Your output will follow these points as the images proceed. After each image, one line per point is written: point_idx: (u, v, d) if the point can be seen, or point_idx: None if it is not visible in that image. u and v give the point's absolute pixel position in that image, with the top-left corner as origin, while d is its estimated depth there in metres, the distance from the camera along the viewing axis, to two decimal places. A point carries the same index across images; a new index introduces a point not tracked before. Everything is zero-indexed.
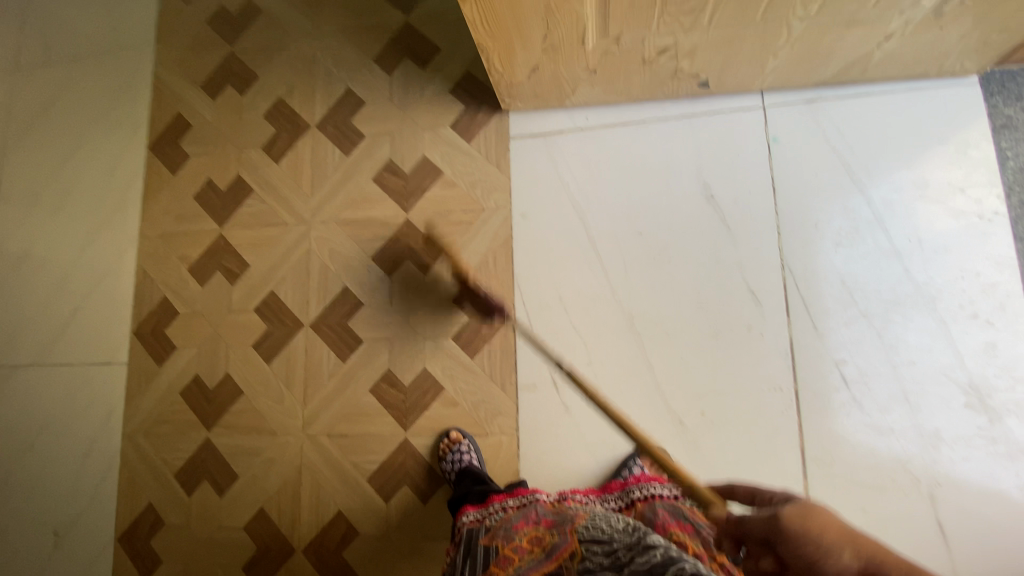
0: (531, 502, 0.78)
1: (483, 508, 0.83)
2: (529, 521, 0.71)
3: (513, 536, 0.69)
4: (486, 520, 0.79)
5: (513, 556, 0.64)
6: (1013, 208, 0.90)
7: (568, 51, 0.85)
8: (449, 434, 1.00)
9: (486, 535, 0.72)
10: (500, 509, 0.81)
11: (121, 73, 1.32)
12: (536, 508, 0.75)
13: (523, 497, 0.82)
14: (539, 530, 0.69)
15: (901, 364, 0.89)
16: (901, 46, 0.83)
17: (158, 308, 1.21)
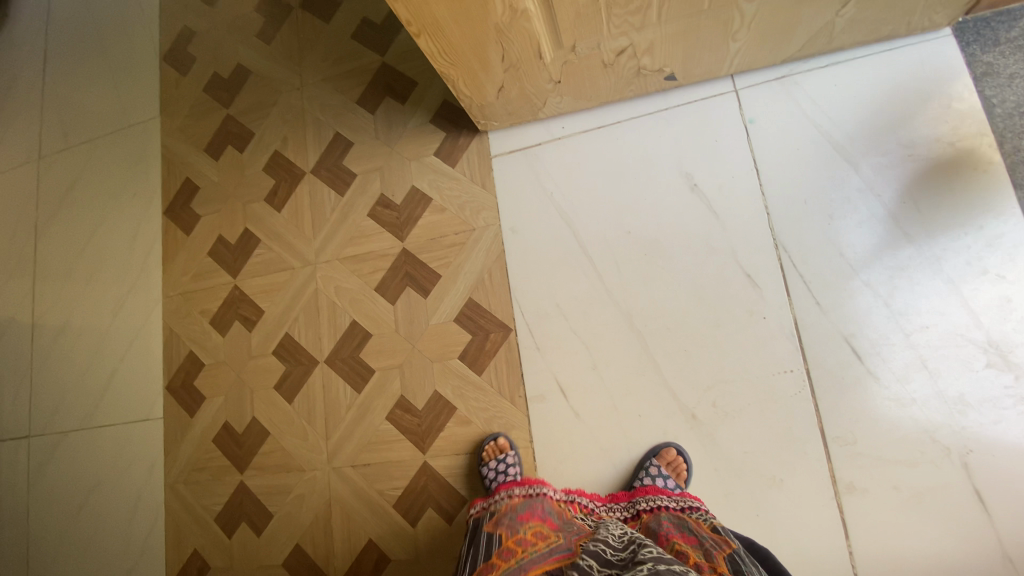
0: (537, 496, 0.84)
1: (489, 498, 0.88)
2: (535, 516, 0.77)
3: (517, 528, 0.74)
4: (491, 507, 0.85)
5: (517, 547, 0.69)
6: (1007, 155, 0.87)
7: (528, 66, 0.88)
8: (496, 440, 1.00)
9: (493, 524, 0.78)
10: (506, 497, 0.85)
11: (136, 150, 1.44)
12: (542, 504, 0.82)
13: (529, 488, 0.86)
14: (543, 526, 0.75)
15: (912, 330, 0.86)
16: (862, 11, 0.82)
17: (186, 362, 1.28)
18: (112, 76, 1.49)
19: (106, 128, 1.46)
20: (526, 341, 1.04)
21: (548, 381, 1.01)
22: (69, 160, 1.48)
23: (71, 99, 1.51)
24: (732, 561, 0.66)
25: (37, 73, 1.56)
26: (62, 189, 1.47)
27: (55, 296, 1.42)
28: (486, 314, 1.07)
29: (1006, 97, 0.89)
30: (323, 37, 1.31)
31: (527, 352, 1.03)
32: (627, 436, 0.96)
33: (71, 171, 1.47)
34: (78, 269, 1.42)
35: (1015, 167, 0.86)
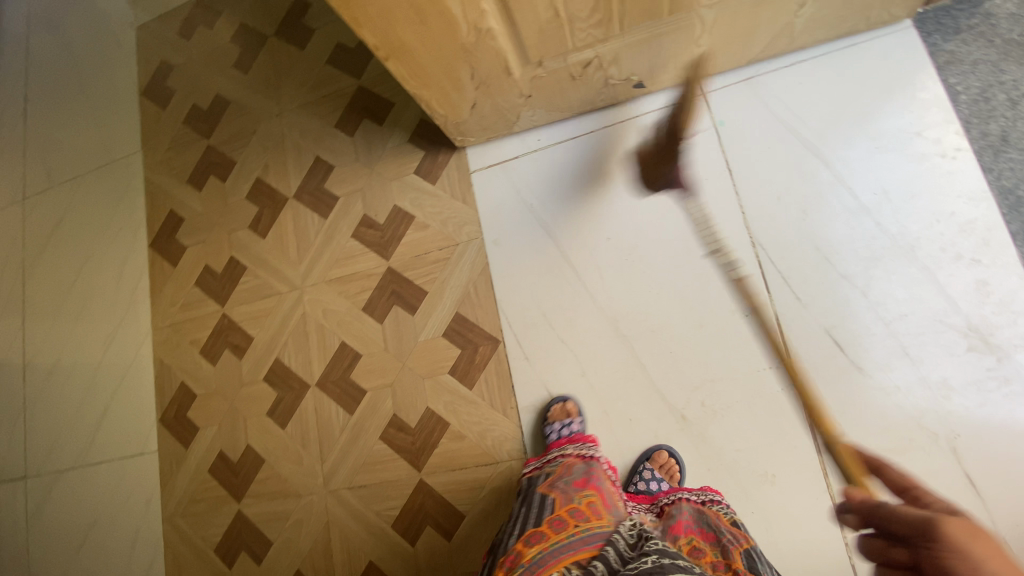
0: (591, 460, 0.84)
1: (544, 455, 0.91)
2: (588, 483, 0.79)
3: (571, 495, 0.76)
4: (545, 466, 0.88)
5: (569, 520, 0.72)
6: (975, 141, 0.88)
7: (499, 83, 0.90)
8: (565, 403, 0.98)
9: (545, 484, 0.81)
10: (560, 454, 0.87)
11: (119, 185, 1.45)
12: (599, 470, 0.82)
13: (582, 447, 0.87)
14: (597, 497, 0.76)
15: (892, 320, 0.87)
16: (819, 10, 0.84)
17: (178, 393, 1.28)
18: (93, 113, 1.50)
19: (89, 164, 1.47)
20: (514, 351, 1.04)
21: (538, 391, 1.02)
22: (54, 198, 1.48)
23: (53, 139, 1.52)
24: (749, 557, 0.70)
25: (17, 115, 1.57)
26: (48, 227, 1.47)
27: (45, 334, 1.42)
28: (473, 328, 1.07)
29: (970, 84, 0.90)
30: (299, 64, 1.32)
31: (516, 363, 1.04)
32: (620, 441, 0.96)
33: (56, 209, 1.48)
34: (67, 306, 1.42)
35: (982, 152, 0.87)
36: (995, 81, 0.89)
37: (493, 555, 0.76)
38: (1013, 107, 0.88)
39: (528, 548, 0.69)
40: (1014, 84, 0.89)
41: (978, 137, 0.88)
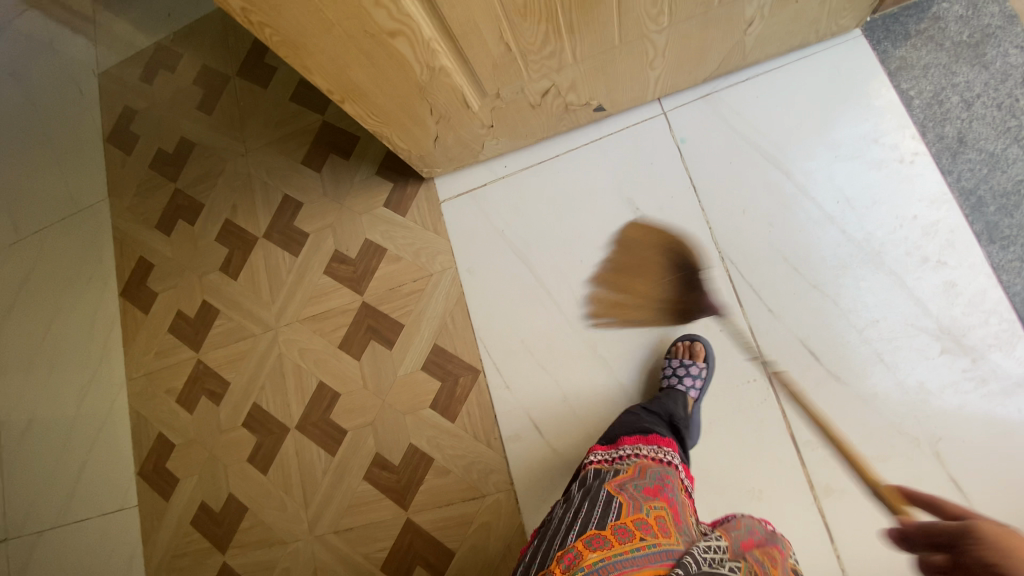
0: (669, 468, 0.76)
1: (613, 449, 0.81)
2: (660, 494, 0.69)
3: (639, 504, 0.66)
4: (615, 462, 0.78)
5: (635, 531, 0.62)
6: (931, 144, 0.89)
7: (459, 116, 0.90)
8: (693, 344, 0.93)
9: (612, 483, 0.71)
10: (632, 453, 0.78)
11: (87, 233, 1.42)
12: (673, 482, 0.73)
13: (659, 450, 0.79)
14: (667, 511, 0.67)
15: (865, 326, 0.87)
16: (768, 27, 0.86)
17: (156, 445, 1.24)
18: (56, 164, 1.48)
19: (55, 214, 1.45)
20: (495, 380, 1.03)
21: (521, 420, 1.00)
22: (21, 252, 1.46)
23: (18, 193, 1.50)
24: None
25: None
26: (17, 281, 1.45)
27: (18, 391, 1.38)
28: (452, 359, 1.06)
29: (923, 88, 0.90)
30: (263, 102, 1.32)
31: (497, 392, 1.02)
32: None
33: (24, 263, 1.45)
34: (37, 361, 1.39)
35: (940, 155, 0.88)
36: (947, 84, 0.90)
37: (539, 545, 0.67)
38: (967, 108, 0.89)
39: (589, 551, 0.59)
40: (966, 86, 0.89)
41: (935, 141, 0.89)
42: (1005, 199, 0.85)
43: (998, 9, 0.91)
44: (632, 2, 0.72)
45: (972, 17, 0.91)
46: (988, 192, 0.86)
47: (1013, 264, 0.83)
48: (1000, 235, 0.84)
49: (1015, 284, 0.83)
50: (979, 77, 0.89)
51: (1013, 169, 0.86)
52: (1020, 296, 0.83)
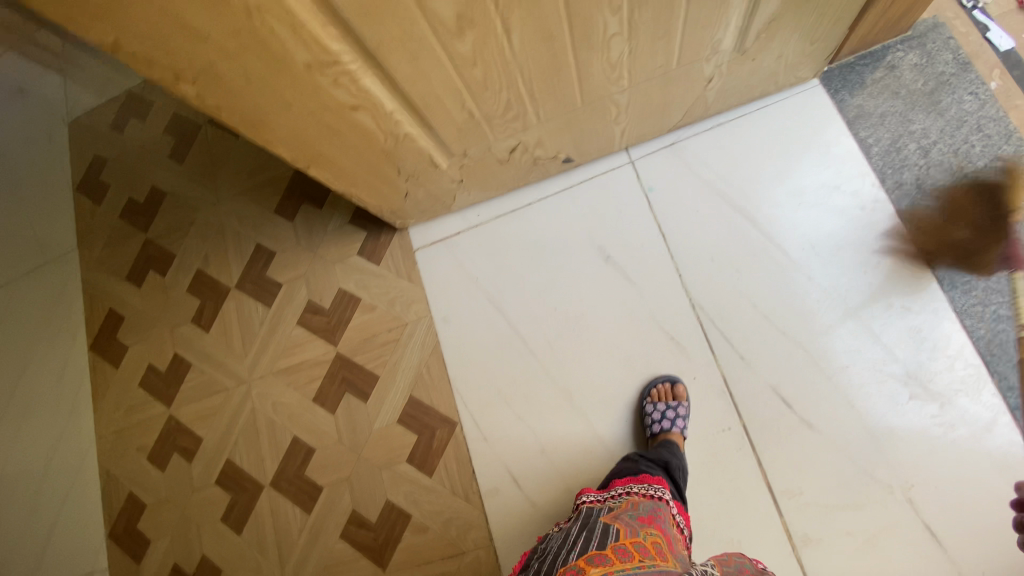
0: (661, 504, 0.75)
1: (604, 491, 0.81)
2: (655, 524, 0.69)
3: (636, 530, 0.66)
4: (606, 501, 0.77)
5: (635, 552, 0.61)
6: (890, 192, 0.91)
7: (427, 173, 0.91)
8: (675, 385, 0.93)
9: (607, 515, 0.71)
10: (624, 492, 0.78)
11: (56, 284, 1.39)
12: (666, 518, 0.72)
13: (648, 487, 0.78)
14: (662, 538, 0.66)
15: (835, 372, 0.88)
16: (728, 83, 0.87)
17: (127, 505, 1.21)
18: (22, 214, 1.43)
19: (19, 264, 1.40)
20: (472, 432, 1.02)
21: (499, 473, 0.99)
22: None
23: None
24: None
25: None
26: None
27: None
28: (428, 411, 1.05)
29: (880, 136, 0.93)
30: (234, 151, 1.31)
31: (474, 445, 1.01)
32: None
33: None
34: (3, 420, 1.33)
35: (899, 202, 0.90)
36: (904, 131, 0.92)
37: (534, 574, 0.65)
38: (924, 155, 0.90)
39: (591, 567, 0.57)
40: (922, 133, 0.91)
41: (894, 187, 0.91)
42: None
43: (950, 57, 0.93)
44: (591, 70, 0.73)
45: (925, 65, 0.93)
46: None
47: (975, 308, 0.85)
48: (962, 280, 0.86)
49: (978, 328, 0.84)
50: (935, 124, 0.91)
51: None
52: (984, 341, 0.84)
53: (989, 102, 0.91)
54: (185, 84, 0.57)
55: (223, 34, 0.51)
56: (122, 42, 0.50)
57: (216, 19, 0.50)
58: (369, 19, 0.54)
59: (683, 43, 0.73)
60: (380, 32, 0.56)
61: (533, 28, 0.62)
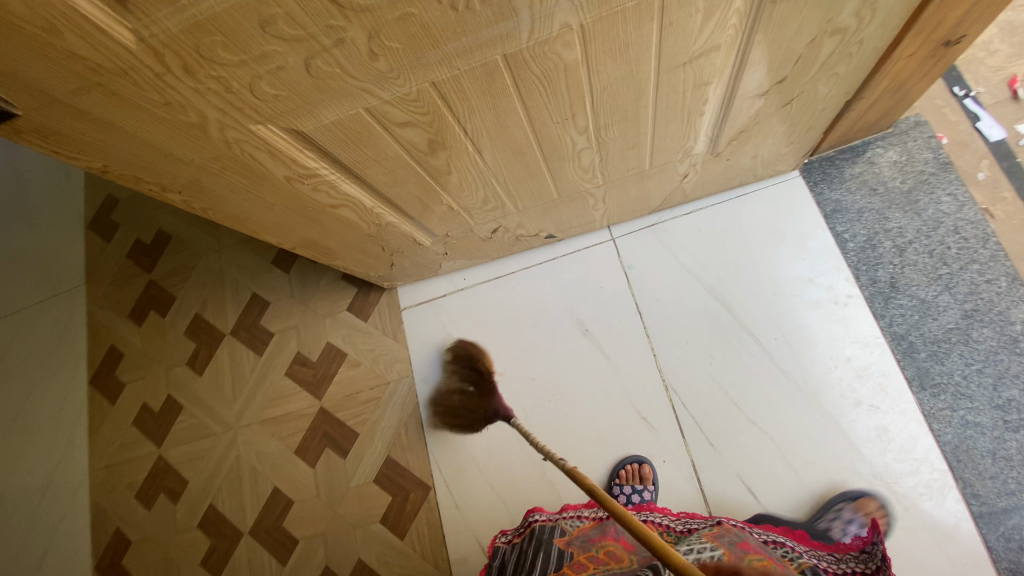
0: (608, 520, 0.84)
1: (557, 512, 0.90)
2: (608, 535, 0.79)
3: (588, 548, 0.77)
4: (559, 521, 0.87)
5: (589, 564, 0.73)
6: (864, 287, 0.91)
7: (410, 249, 0.94)
8: (641, 466, 0.94)
9: (562, 539, 0.81)
10: (577, 518, 0.87)
11: (62, 314, 1.41)
12: (616, 527, 0.81)
13: (599, 510, 0.88)
14: (615, 545, 0.77)
15: (800, 465, 0.89)
16: (704, 176, 0.90)
17: (112, 541, 1.22)
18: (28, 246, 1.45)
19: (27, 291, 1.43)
20: (444, 497, 1.04)
21: (469, 541, 1.01)
22: None
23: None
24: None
25: None
26: None
27: None
28: (405, 473, 1.07)
29: (856, 231, 0.94)
30: None
31: (446, 511, 1.03)
32: None
33: None
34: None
35: (873, 299, 0.91)
36: (881, 228, 0.93)
37: None
38: (899, 254, 0.91)
39: None
40: (898, 231, 0.92)
41: (868, 284, 0.91)
42: (936, 346, 0.87)
43: (931, 156, 0.94)
44: (565, 174, 0.77)
45: (906, 163, 0.94)
46: (920, 338, 0.88)
47: (943, 413, 0.85)
48: (931, 382, 0.86)
49: (945, 433, 0.85)
50: (911, 224, 0.92)
51: (944, 317, 0.88)
52: (950, 446, 0.84)
53: (966, 203, 0.91)
54: (171, 193, 0.61)
55: (206, 158, 0.55)
56: (111, 168, 0.54)
57: (200, 150, 0.54)
58: (345, 146, 0.58)
59: (653, 152, 0.76)
60: (356, 154, 0.60)
61: (502, 145, 0.65)
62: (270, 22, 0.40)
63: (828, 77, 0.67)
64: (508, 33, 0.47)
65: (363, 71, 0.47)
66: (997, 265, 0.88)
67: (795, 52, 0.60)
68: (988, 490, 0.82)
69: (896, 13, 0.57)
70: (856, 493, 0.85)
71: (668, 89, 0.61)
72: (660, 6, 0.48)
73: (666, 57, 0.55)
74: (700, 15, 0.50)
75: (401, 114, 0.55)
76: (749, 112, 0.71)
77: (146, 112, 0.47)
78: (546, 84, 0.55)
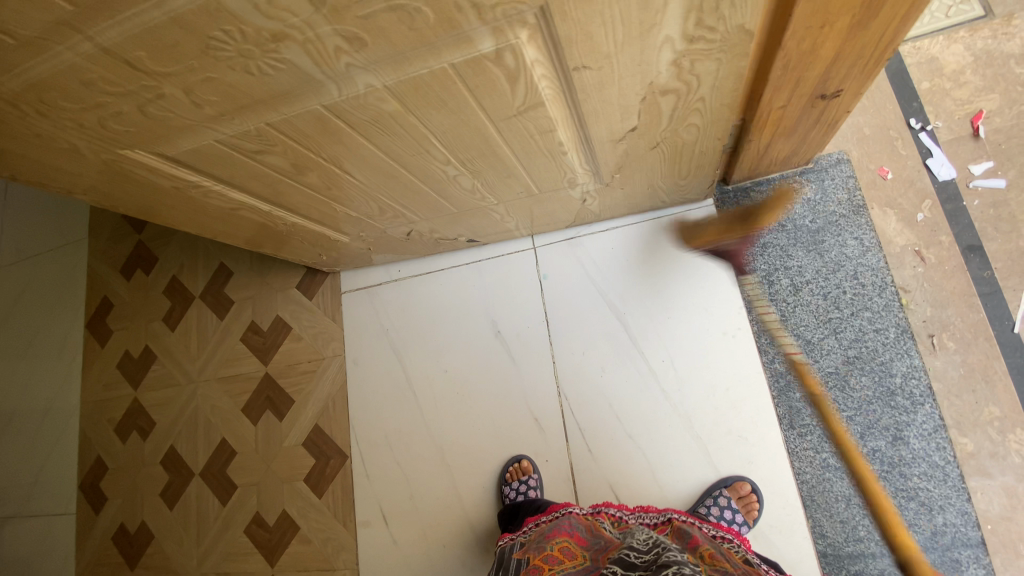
0: (562, 516, 0.82)
1: (519, 529, 0.88)
2: (562, 532, 0.76)
3: (545, 546, 0.73)
4: (519, 535, 0.85)
5: (544, 564, 0.69)
6: (754, 322, 0.95)
7: (331, 243, 1.02)
8: (520, 462, 1.02)
9: (520, 549, 0.78)
10: (533, 527, 0.85)
11: (66, 262, 1.57)
12: (570, 520, 0.80)
13: (555, 513, 0.85)
14: (569, 541, 0.74)
15: (665, 482, 0.94)
16: (608, 200, 0.93)
17: (94, 465, 1.42)
18: (35, 198, 1.59)
19: (38, 237, 1.59)
20: (358, 467, 1.15)
21: (374, 509, 1.12)
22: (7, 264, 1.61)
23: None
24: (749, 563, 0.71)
25: None
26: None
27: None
28: (328, 440, 1.19)
29: (757, 266, 0.96)
30: None
31: (358, 479, 1.15)
32: (435, 566, 1.07)
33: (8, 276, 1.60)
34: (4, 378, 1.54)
35: (760, 334, 0.94)
36: (782, 265, 0.95)
37: None
38: (794, 293, 0.94)
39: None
40: (798, 270, 0.94)
41: (759, 320, 0.94)
42: (812, 388, 0.90)
43: (845, 197, 0.95)
44: (450, 193, 0.82)
45: (818, 203, 0.96)
46: (798, 378, 0.91)
47: (806, 453, 0.89)
48: (800, 422, 0.89)
49: (805, 472, 0.88)
50: (812, 264, 0.94)
51: (825, 360, 0.90)
52: (807, 485, 0.88)
53: (872, 250, 0.93)
54: (78, 195, 0.70)
55: (94, 172, 0.64)
56: (15, 177, 0.62)
57: (83, 166, 0.62)
58: (214, 166, 0.66)
59: (535, 180, 0.81)
60: (229, 172, 0.68)
61: (368, 170, 0.71)
62: (91, 83, 0.47)
63: (686, 126, 0.68)
64: (317, 91, 0.52)
65: (197, 116, 0.54)
66: (889, 315, 0.89)
67: (632, 107, 0.61)
68: (836, 533, 0.85)
69: (727, 78, 0.58)
70: (730, 479, 0.90)
71: (513, 133, 0.65)
72: (456, 73, 0.52)
73: (493, 110, 0.59)
74: (503, 80, 0.53)
75: (251, 145, 0.61)
76: (617, 153, 0.73)
77: (24, 142, 0.55)
78: (380, 127, 0.60)
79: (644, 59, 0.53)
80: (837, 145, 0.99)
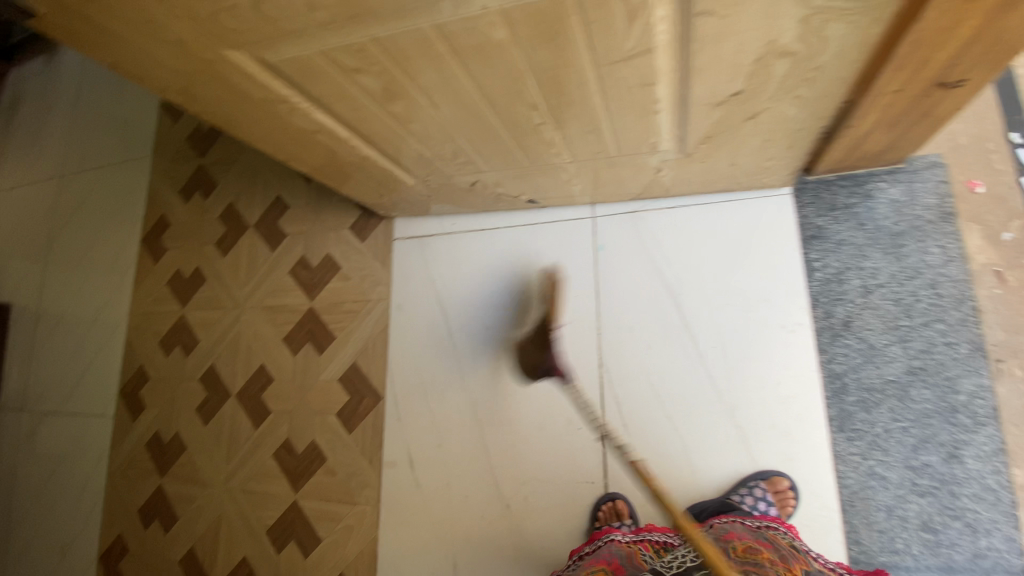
0: (603, 545, 0.84)
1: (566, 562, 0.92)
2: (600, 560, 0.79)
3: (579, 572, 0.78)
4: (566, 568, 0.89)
5: None
6: (816, 319, 0.92)
7: (396, 183, 1.02)
8: (615, 501, 0.97)
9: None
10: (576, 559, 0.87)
11: (128, 176, 1.61)
12: (611, 548, 0.82)
13: (596, 541, 0.87)
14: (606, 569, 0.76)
15: (699, 468, 0.93)
16: (683, 174, 0.90)
17: (136, 373, 1.48)
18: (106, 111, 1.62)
19: (105, 150, 1.64)
20: (389, 410, 1.17)
21: (401, 451, 1.14)
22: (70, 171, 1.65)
23: (68, 129, 1.67)
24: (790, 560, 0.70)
25: (45, 89, 1.73)
26: (60, 195, 1.64)
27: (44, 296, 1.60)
28: (363, 379, 1.21)
29: (828, 263, 0.93)
30: None
31: (389, 422, 1.17)
32: (454, 515, 1.08)
33: (69, 182, 1.64)
34: (58, 284, 1.60)
35: (821, 331, 0.91)
36: (854, 264, 0.92)
37: None
38: (863, 294, 0.90)
39: None
40: (872, 272, 0.91)
41: (821, 317, 0.91)
42: (867, 394, 0.87)
43: (934, 203, 0.91)
44: (527, 144, 0.81)
45: (905, 205, 0.91)
46: (854, 381, 0.88)
47: (852, 457, 0.86)
48: (850, 426, 0.87)
49: (848, 477, 0.86)
50: (887, 267, 0.90)
51: (886, 367, 0.87)
52: (848, 490, 0.86)
53: (955, 260, 0.88)
54: (171, 94, 0.71)
55: (193, 71, 0.65)
56: (117, 64, 0.64)
57: (185, 63, 0.63)
58: (308, 80, 0.66)
59: (616, 141, 0.79)
60: (319, 88, 0.68)
61: (454, 105, 0.70)
62: None
63: (792, 97, 0.65)
64: (431, 8, 0.51)
65: (307, 20, 0.54)
66: (962, 330, 0.85)
67: (743, 68, 0.59)
68: (872, 542, 0.83)
69: (852, 46, 0.56)
70: (767, 473, 0.88)
71: (611, 82, 0.63)
72: (576, 4, 0.50)
73: (600, 51, 0.57)
74: (622, 17, 0.51)
75: (349, 61, 0.61)
76: (710, 120, 0.71)
77: (136, 26, 0.56)
78: (482, 57, 0.59)
79: (773, 13, 0.50)
80: (931, 146, 0.94)
